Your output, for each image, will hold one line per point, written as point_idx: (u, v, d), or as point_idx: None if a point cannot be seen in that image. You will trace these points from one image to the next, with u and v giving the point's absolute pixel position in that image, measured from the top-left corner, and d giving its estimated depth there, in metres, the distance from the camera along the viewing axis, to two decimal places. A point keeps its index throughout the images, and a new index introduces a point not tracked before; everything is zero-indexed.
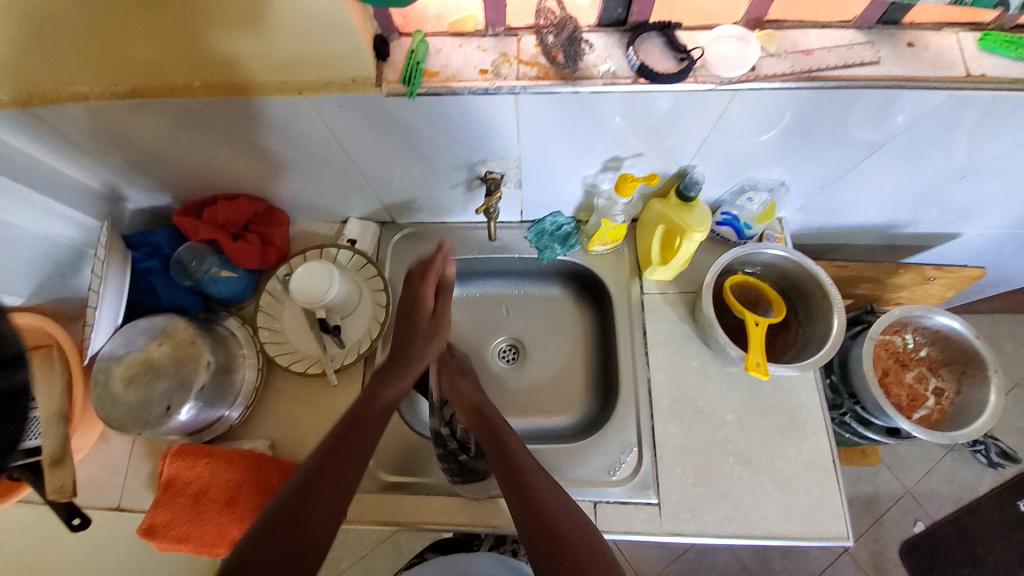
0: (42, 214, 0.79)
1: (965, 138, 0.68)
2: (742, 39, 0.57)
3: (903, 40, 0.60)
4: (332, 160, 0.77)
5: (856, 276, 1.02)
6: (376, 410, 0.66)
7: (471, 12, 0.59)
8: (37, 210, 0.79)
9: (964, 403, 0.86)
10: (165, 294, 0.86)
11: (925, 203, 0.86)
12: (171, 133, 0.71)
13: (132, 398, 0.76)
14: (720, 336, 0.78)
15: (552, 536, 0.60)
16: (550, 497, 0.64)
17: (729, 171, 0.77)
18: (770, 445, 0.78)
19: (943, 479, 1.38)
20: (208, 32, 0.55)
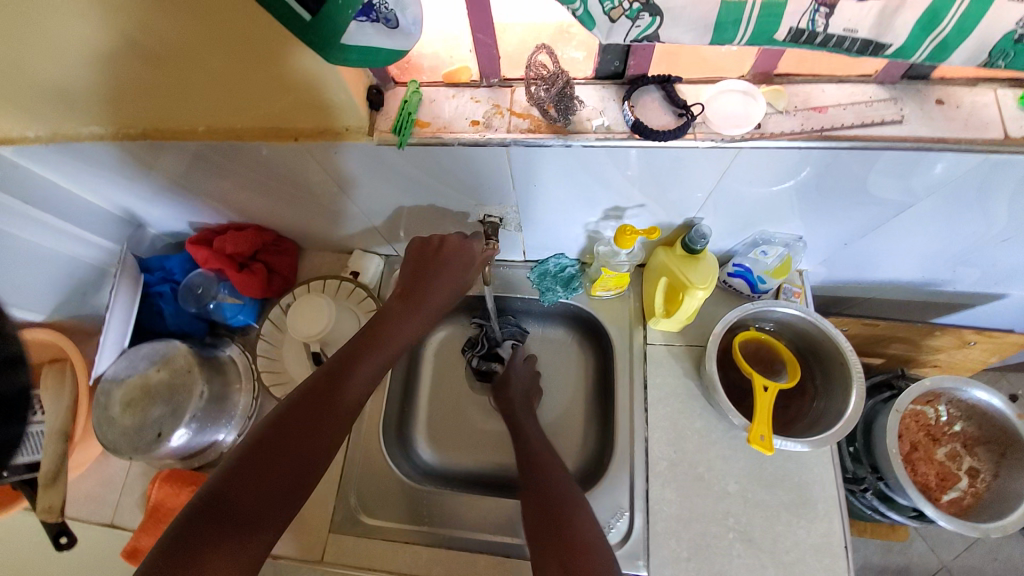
0: (61, 237, 0.82)
1: (1009, 201, 0.61)
2: (748, 94, 0.54)
3: (932, 97, 0.55)
4: (333, 199, 0.78)
5: (886, 334, 0.93)
6: (350, 395, 0.60)
7: (466, 64, 0.59)
8: (57, 234, 0.81)
9: (1000, 491, 0.77)
10: (172, 320, 0.89)
11: (966, 263, 0.78)
12: (181, 170, 0.73)
13: (127, 422, 0.77)
14: (724, 400, 0.73)
15: (561, 524, 0.57)
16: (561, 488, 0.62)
17: (739, 223, 0.73)
18: (777, 523, 0.72)
19: (988, 557, 1.24)
20: (208, 83, 0.57)
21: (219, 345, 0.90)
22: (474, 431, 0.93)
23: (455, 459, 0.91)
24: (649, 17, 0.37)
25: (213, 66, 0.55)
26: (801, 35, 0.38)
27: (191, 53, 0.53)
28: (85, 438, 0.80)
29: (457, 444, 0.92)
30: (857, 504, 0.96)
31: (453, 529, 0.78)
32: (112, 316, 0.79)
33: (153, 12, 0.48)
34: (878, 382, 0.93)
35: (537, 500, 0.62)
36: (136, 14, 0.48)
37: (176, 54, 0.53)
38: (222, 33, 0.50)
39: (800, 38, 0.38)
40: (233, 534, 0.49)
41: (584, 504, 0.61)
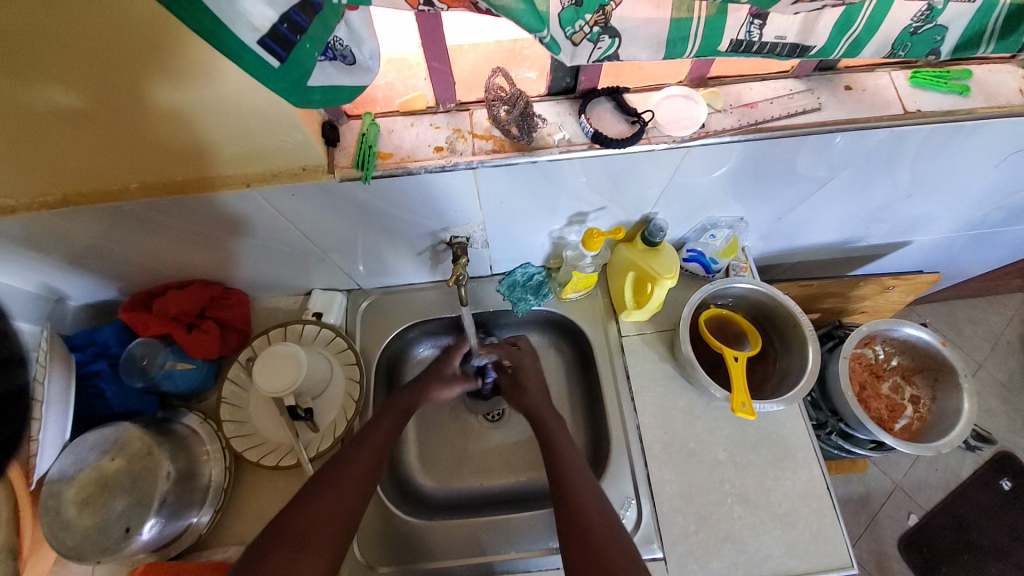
0: None
1: (909, 165, 0.72)
2: (689, 97, 0.60)
3: (842, 84, 0.64)
4: (290, 241, 0.75)
5: (822, 292, 1.04)
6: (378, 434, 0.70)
7: (420, 92, 0.60)
8: None
9: (939, 411, 0.89)
10: (116, 400, 0.80)
11: (877, 220, 0.90)
12: (111, 234, 0.67)
13: (87, 522, 0.68)
14: (702, 378, 0.78)
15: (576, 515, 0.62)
16: (580, 484, 0.65)
17: (690, 212, 0.78)
18: (766, 480, 0.78)
19: (927, 468, 1.41)
20: (141, 137, 0.52)
21: (176, 417, 0.81)
22: (468, 451, 0.92)
23: (455, 485, 0.89)
24: (609, 39, 0.40)
25: (147, 121, 0.50)
26: (741, 44, 0.43)
27: (121, 111, 0.48)
28: (35, 547, 0.72)
29: (454, 469, 0.91)
30: (824, 446, 1.06)
31: (467, 554, 0.77)
32: (48, 411, 0.69)
33: (72, 72, 0.44)
34: (822, 335, 1.04)
35: (557, 491, 0.65)
36: (52, 76, 0.44)
37: (103, 114, 0.49)
38: (157, 88, 0.46)
39: (740, 47, 0.43)
40: (287, 548, 0.56)
41: (601, 497, 0.65)
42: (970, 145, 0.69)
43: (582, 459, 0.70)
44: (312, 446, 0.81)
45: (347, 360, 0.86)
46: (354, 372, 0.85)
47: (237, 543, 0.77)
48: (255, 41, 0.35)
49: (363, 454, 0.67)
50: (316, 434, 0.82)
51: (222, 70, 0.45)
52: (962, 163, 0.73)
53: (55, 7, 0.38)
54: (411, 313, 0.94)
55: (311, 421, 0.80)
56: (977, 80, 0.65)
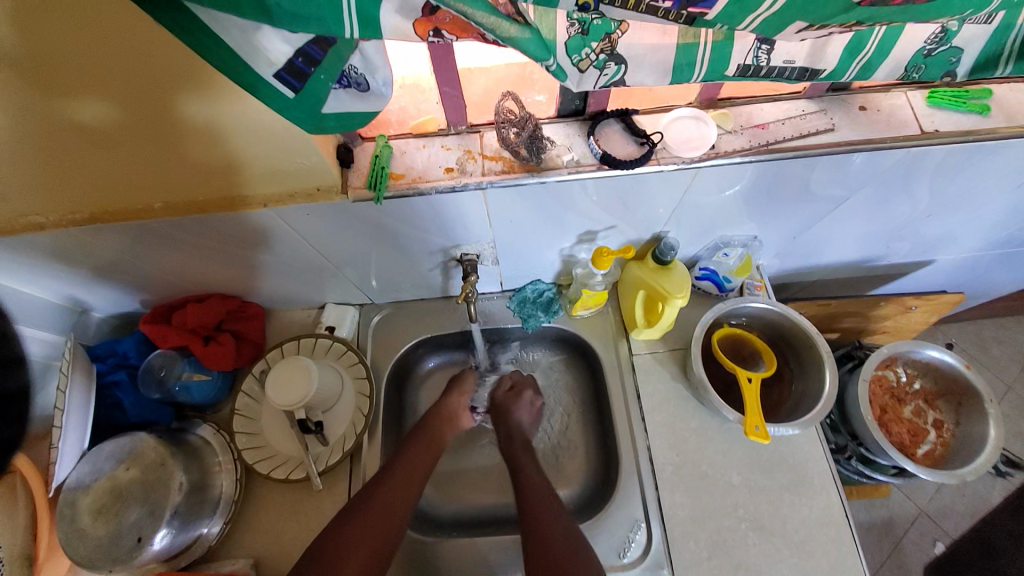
0: None
1: (927, 184, 0.70)
2: (699, 119, 0.61)
3: (855, 104, 0.63)
4: (303, 258, 0.76)
5: (840, 311, 1.01)
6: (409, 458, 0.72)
7: (432, 116, 0.62)
8: None
9: (964, 436, 0.86)
10: (133, 410, 0.82)
11: (897, 238, 0.88)
12: (131, 250, 0.69)
13: (100, 532, 0.70)
14: (715, 399, 0.76)
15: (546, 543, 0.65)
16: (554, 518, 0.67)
17: (701, 231, 0.78)
18: (782, 506, 0.76)
19: (955, 495, 1.35)
20: (162, 156, 0.55)
21: (190, 427, 0.84)
22: (476, 467, 0.92)
23: (462, 502, 0.89)
24: (614, 66, 0.41)
25: (165, 141, 0.52)
26: (748, 69, 0.43)
27: (149, 133, 0.51)
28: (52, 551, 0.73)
29: (459, 486, 0.90)
30: (843, 471, 1.03)
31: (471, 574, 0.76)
32: (68, 419, 0.70)
33: (105, 96, 0.46)
34: (840, 355, 1.01)
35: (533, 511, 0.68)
36: (85, 98, 0.46)
37: (132, 136, 0.51)
38: (183, 111, 0.49)
39: (748, 71, 0.43)
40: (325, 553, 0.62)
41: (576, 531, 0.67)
42: (992, 164, 0.67)
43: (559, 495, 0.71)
44: (321, 460, 0.82)
45: (358, 374, 0.87)
46: (364, 387, 0.86)
47: (245, 556, 0.78)
48: (271, 74, 0.36)
49: (383, 493, 0.67)
50: (326, 448, 0.83)
51: (237, 92, 0.47)
52: (985, 181, 0.71)
53: (92, 33, 0.40)
54: (421, 328, 0.94)
55: (320, 434, 0.81)
56: (997, 98, 0.64)
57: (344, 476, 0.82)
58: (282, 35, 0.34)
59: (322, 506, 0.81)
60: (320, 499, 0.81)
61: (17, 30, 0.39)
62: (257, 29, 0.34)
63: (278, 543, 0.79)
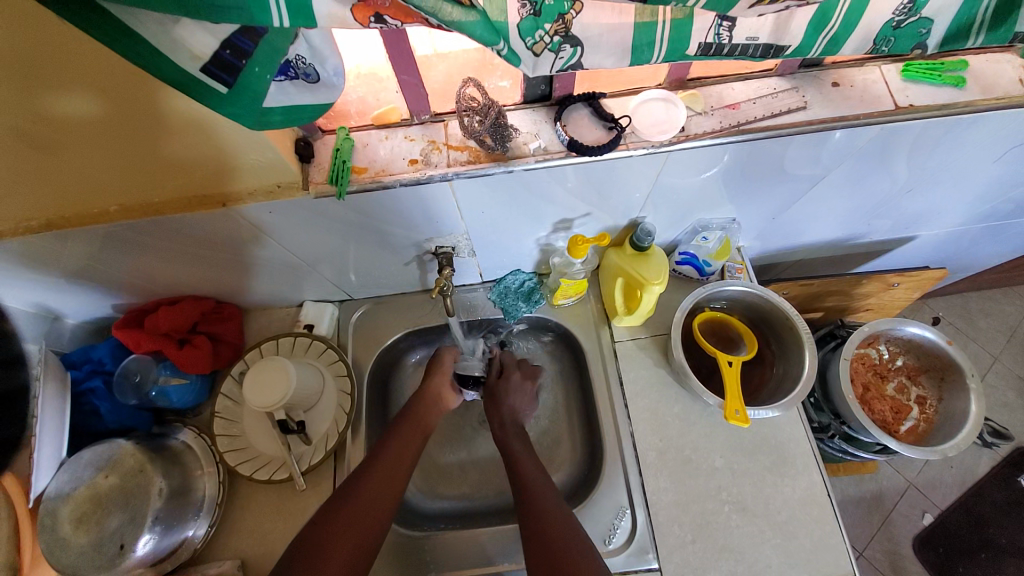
0: None
1: (905, 160, 0.69)
2: (667, 101, 0.60)
3: (828, 81, 0.62)
4: (274, 258, 0.75)
5: (823, 291, 1.01)
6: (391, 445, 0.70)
7: (394, 105, 0.60)
8: None
9: (946, 411, 0.87)
10: (110, 416, 0.80)
11: (878, 215, 0.87)
12: (97, 256, 0.67)
13: (84, 540, 0.68)
14: (696, 384, 0.76)
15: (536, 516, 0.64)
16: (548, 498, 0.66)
17: (679, 214, 0.76)
18: (765, 487, 0.77)
19: (942, 466, 1.37)
20: (115, 159, 0.53)
21: (170, 432, 0.82)
22: (464, 460, 0.91)
23: (450, 496, 0.88)
24: (571, 48, 0.39)
25: (119, 144, 0.51)
26: (710, 48, 0.41)
27: (94, 134, 0.49)
28: (34, 563, 0.70)
29: (446, 480, 0.90)
30: (827, 450, 1.04)
31: (460, 566, 0.76)
32: (43, 430, 0.70)
33: (42, 95, 0.44)
34: (823, 335, 1.01)
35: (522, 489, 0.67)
36: (40, 100, 0.44)
37: (76, 137, 0.49)
38: (137, 111, 0.47)
39: (710, 50, 0.42)
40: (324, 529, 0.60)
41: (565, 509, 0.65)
42: (968, 139, 0.66)
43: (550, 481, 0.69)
44: (304, 459, 0.81)
45: (338, 371, 0.86)
46: (346, 383, 0.85)
47: (232, 558, 0.77)
48: (199, 70, 0.35)
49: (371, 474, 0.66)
50: (309, 447, 0.82)
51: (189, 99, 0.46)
52: (964, 156, 0.71)
53: (29, 37, 0.39)
54: (403, 321, 0.93)
55: (302, 434, 0.80)
56: (974, 71, 0.63)
57: (327, 476, 0.82)
58: (205, 28, 0.33)
59: (308, 504, 0.80)
60: (305, 498, 0.81)
61: None
62: (175, 21, 0.32)
63: (264, 543, 0.79)
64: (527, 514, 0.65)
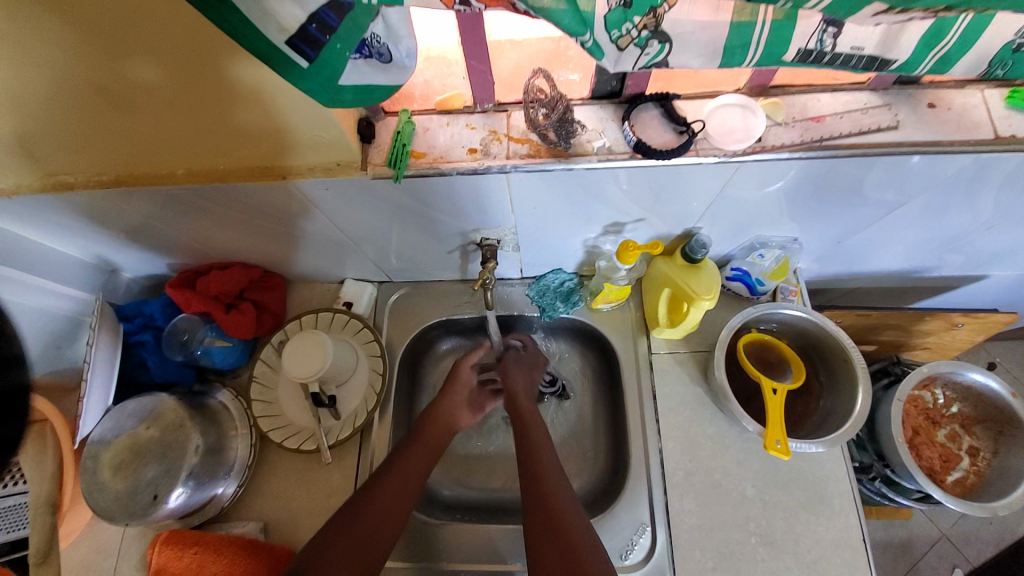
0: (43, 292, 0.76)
1: (996, 194, 0.63)
2: (746, 108, 0.56)
3: (924, 101, 0.57)
4: (323, 235, 0.76)
5: (880, 323, 0.95)
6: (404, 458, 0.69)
7: (458, 91, 0.59)
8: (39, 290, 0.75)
9: (1000, 467, 0.81)
10: (157, 370, 0.84)
11: (953, 250, 0.81)
12: (158, 215, 0.69)
13: (119, 486, 0.71)
14: (736, 408, 0.73)
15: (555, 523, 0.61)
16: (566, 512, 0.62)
17: (736, 229, 0.73)
18: (797, 523, 0.73)
19: (982, 521, 1.28)
20: (185, 125, 0.54)
21: (210, 391, 0.84)
22: (483, 454, 0.91)
23: (465, 486, 0.88)
24: (658, 45, 0.37)
25: (189, 109, 0.52)
26: (809, 55, 0.38)
27: (169, 100, 0.50)
28: (73, 504, 0.74)
29: (464, 471, 0.89)
30: (863, 490, 0.98)
31: (472, 559, 0.76)
32: (94, 375, 0.73)
33: (123, 58, 0.45)
34: (876, 370, 0.95)
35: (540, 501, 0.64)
36: (126, 64, 0.46)
37: (148, 99, 0.50)
38: (210, 79, 0.48)
39: (809, 58, 0.38)
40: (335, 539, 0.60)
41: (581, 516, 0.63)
42: None
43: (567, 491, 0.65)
44: (332, 433, 0.83)
45: (372, 351, 0.86)
46: (379, 364, 0.86)
47: (255, 520, 0.80)
48: (284, 42, 0.35)
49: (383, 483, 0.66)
50: (337, 422, 0.83)
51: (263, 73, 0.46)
52: None
53: (119, 0, 0.40)
54: (438, 309, 0.93)
55: (333, 409, 0.81)
56: None
57: (352, 453, 0.83)
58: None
59: (331, 478, 0.82)
60: (329, 471, 0.82)
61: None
62: None
63: (287, 510, 0.81)
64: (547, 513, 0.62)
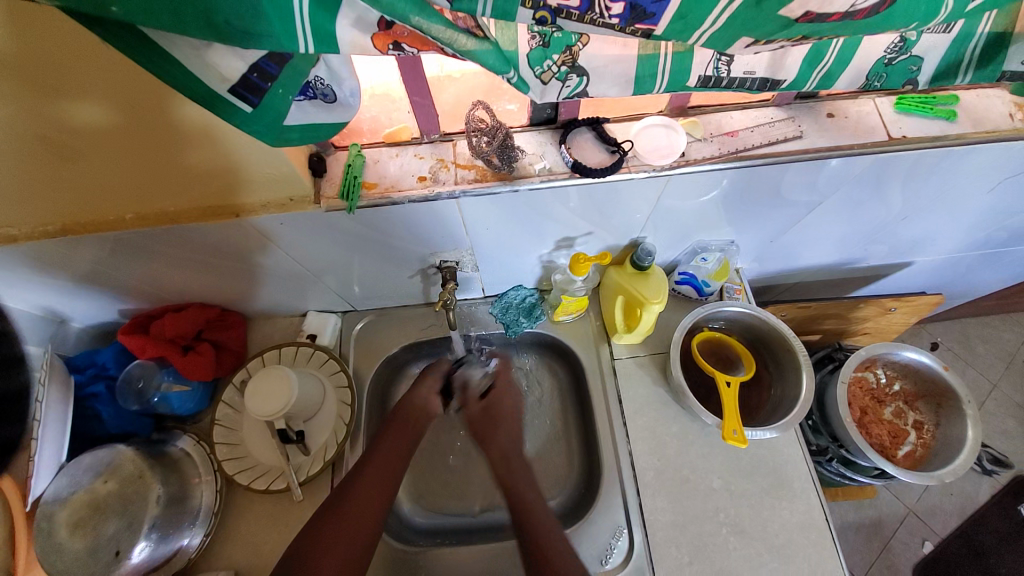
0: None
1: (899, 189, 0.71)
2: (669, 127, 0.62)
3: (823, 111, 0.65)
4: (282, 269, 0.77)
5: (821, 313, 1.02)
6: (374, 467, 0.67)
7: (405, 124, 0.63)
8: None
9: (943, 438, 0.88)
10: (112, 421, 0.81)
11: (874, 241, 0.89)
12: (108, 261, 0.68)
13: (78, 546, 0.68)
14: (695, 404, 0.77)
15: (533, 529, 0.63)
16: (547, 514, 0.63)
17: (678, 235, 0.78)
18: (763, 509, 0.77)
19: (942, 493, 1.36)
20: (134, 168, 0.55)
21: (169, 438, 0.82)
22: (459, 476, 0.90)
23: (444, 512, 0.87)
24: (577, 78, 0.41)
25: (138, 152, 0.52)
26: (709, 80, 0.43)
27: (118, 145, 0.51)
28: None
29: (442, 496, 0.89)
30: (824, 473, 1.04)
31: None
32: (46, 428, 0.70)
33: (70, 105, 0.46)
34: (821, 357, 1.02)
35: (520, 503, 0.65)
36: (72, 109, 0.46)
37: (96, 145, 0.51)
38: (158, 121, 0.49)
39: (709, 82, 0.44)
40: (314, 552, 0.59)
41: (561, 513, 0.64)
42: (960, 170, 0.69)
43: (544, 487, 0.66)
44: (302, 470, 0.81)
45: (339, 382, 0.86)
46: (346, 395, 0.85)
47: (225, 568, 0.77)
48: (226, 91, 0.36)
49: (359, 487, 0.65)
50: (307, 458, 0.82)
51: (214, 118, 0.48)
52: (956, 186, 0.73)
53: (64, 49, 0.41)
54: (404, 334, 0.94)
55: (302, 444, 0.80)
56: (964, 104, 0.65)
57: (324, 487, 0.82)
58: (236, 53, 0.35)
59: (303, 517, 0.80)
60: (301, 510, 0.80)
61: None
62: (207, 46, 0.34)
63: (258, 555, 0.78)
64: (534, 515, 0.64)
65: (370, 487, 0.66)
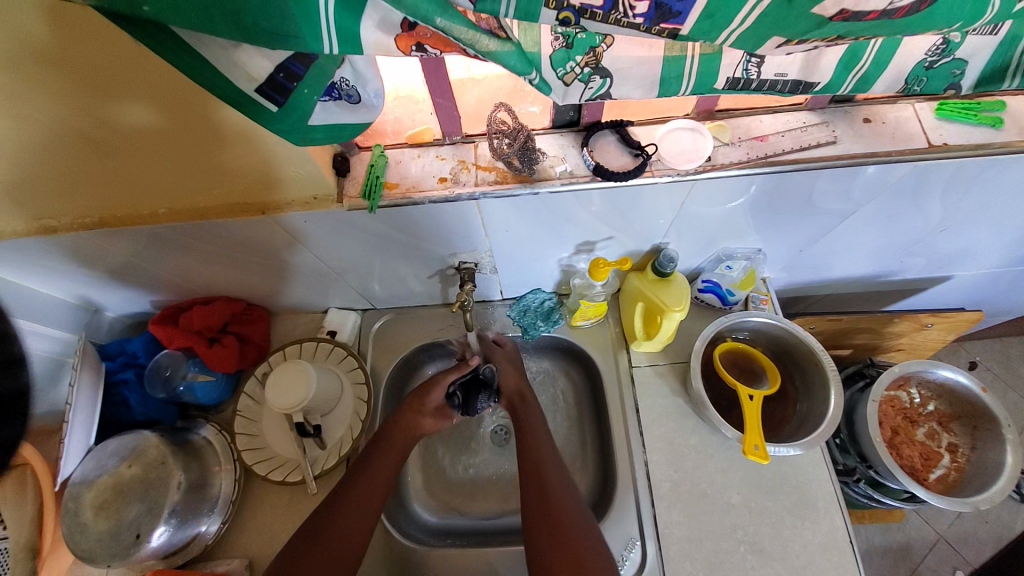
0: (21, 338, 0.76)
1: (939, 199, 0.68)
2: (695, 131, 0.60)
3: (859, 117, 0.62)
4: (305, 266, 0.78)
5: (852, 327, 0.98)
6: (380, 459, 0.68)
7: (428, 125, 0.63)
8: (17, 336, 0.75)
9: (979, 462, 0.82)
10: (139, 408, 0.84)
11: (911, 253, 0.85)
12: (140, 253, 0.71)
13: (102, 527, 0.70)
14: (715, 416, 0.75)
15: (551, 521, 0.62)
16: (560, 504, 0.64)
17: (702, 242, 0.76)
18: (784, 529, 0.74)
19: (978, 521, 1.29)
20: (167, 166, 0.57)
21: (193, 427, 0.85)
22: (472, 477, 0.90)
23: (456, 514, 0.87)
24: (600, 79, 0.41)
25: (171, 150, 0.54)
26: (738, 82, 0.42)
27: (153, 143, 0.53)
28: (55, 546, 0.73)
29: (454, 497, 0.89)
30: (850, 494, 0.99)
31: None
32: (76, 413, 0.72)
33: (111, 104, 0.48)
34: (850, 373, 0.97)
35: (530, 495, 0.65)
36: (112, 108, 0.48)
37: (133, 142, 0.53)
38: (191, 120, 0.50)
39: (738, 85, 0.42)
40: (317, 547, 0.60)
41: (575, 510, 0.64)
42: (1006, 180, 0.65)
43: (557, 479, 0.66)
44: (318, 463, 0.83)
45: (357, 379, 0.87)
46: (363, 391, 0.86)
47: (240, 557, 0.78)
48: (254, 90, 0.37)
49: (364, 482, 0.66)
50: (323, 452, 0.83)
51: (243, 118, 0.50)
52: (1002, 197, 0.69)
53: (106, 50, 0.43)
54: (421, 334, 0.95)
55: (318, 438, 0.81)
56: (1012, 111, 0.62)
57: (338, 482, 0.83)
58: (263, 54, 0.35)
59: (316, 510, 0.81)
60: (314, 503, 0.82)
61: (43, 53, 0.42)
62: (236, 46, 0.35)
63: (272, 545, 0.79)
64: (544, 505, 0.63)
65: (376, 476, 0.66)
